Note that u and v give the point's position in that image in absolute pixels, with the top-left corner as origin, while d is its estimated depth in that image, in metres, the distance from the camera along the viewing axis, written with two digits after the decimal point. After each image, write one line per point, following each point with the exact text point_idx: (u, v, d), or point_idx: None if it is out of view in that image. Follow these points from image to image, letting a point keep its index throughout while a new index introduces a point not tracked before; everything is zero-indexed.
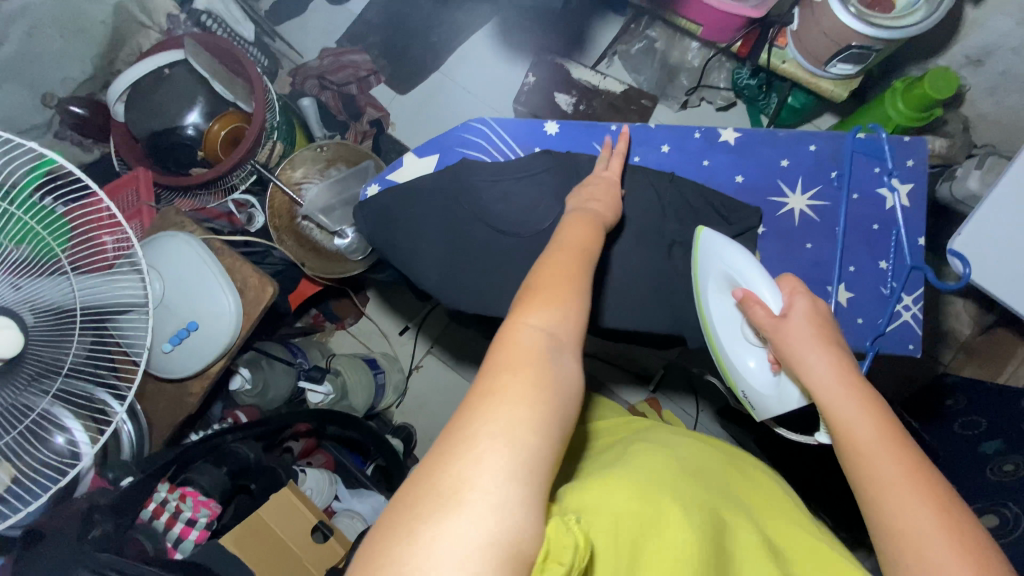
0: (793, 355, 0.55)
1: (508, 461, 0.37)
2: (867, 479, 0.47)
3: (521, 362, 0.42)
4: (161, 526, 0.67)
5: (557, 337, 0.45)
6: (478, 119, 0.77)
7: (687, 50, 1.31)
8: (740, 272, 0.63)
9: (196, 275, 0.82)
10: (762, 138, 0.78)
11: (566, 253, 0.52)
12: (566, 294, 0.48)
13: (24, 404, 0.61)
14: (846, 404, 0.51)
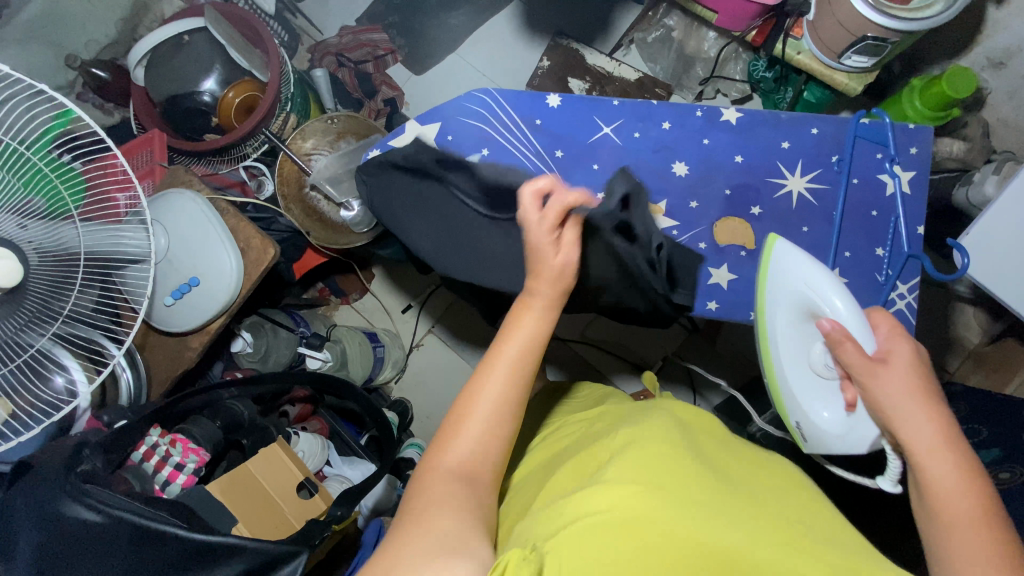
0: (879, 394, 0.54)
1: (447, 542, 0.40)
2: (956, 543, 0.45)
3: (461, 467, 0.46)
4: (150, 468, 0.69)
5: (478, 468, 0.48)
6: (480, 89, 0.78)
7: (703, 40, 1.30)
8: (823, 302, 0.62)
9: (200, 231, 0.84)
10: (763, 119, 0.78)
11: (520, 334, 0.52)
12: (502, 396, 0.50)
13: (23, 341, 0.63)
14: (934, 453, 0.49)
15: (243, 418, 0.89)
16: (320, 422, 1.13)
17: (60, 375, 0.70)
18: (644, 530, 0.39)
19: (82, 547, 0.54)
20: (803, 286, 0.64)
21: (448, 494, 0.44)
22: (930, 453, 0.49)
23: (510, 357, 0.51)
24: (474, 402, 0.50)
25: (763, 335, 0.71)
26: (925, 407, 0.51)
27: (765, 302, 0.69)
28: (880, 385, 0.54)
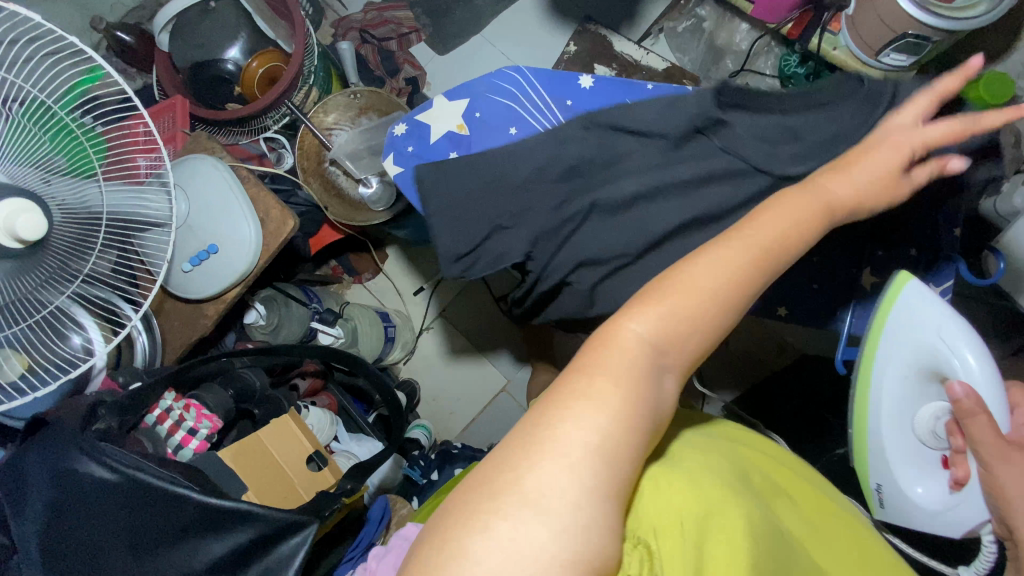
0: (1006, 481, 0.55)
1: (589, 469, 0.40)
2: None
3: (614, 370, 0.44)
4: (164, 432, 0.69)
5: (655, 344, 0.45)
6: (512, 66, 0.77)
7: (735, 32, 1.27)
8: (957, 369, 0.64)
9: (220, 198, 0.83)
10: None
11: (690, 279, 0.47)
12: (696, 306, 0.47)
13: (40, 299, 0.63)
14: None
15: (255, 388, 0.88)
16: (329, 399, 1.13)
17: (78, 334, 0.70)
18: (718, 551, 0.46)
19: (94, 505, 0.53)
20: (943, 339, 0.65)
21: (597, 388, 0.43)
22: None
23: (691, 294, 0.47)
24: (658, 292, 0.48)
25: (862, 379, 0.72)
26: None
27: (880, 340, 0.70)
28: (1003, 461, 0.55)
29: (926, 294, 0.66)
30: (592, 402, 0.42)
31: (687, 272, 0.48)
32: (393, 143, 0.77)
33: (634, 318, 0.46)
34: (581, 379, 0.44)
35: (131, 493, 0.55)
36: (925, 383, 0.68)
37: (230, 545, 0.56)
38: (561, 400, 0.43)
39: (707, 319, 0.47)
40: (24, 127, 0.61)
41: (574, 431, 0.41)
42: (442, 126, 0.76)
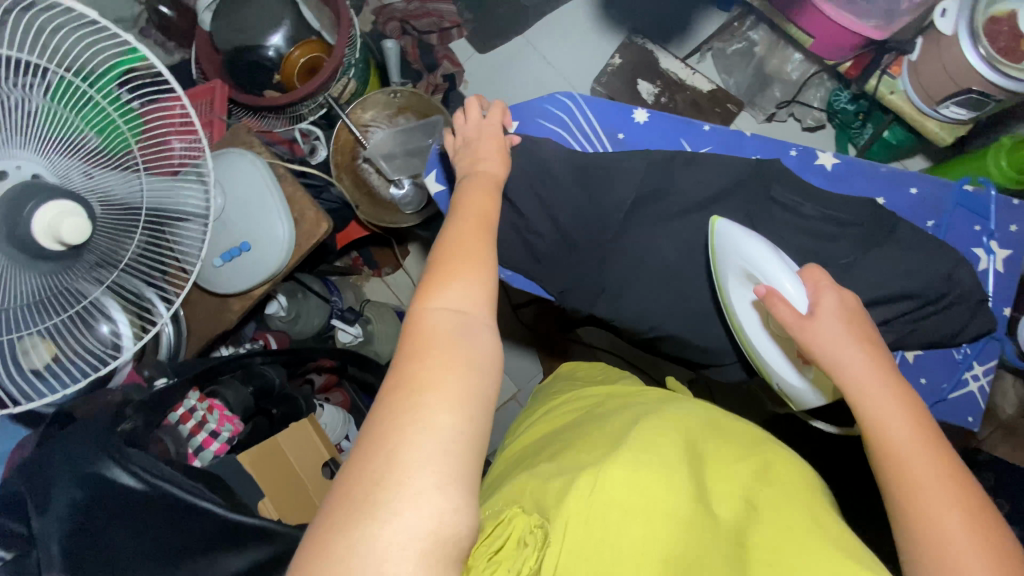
0: (830, 348, 0.53)
1: (435, 472, 0.39)
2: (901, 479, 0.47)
3: (465, 354, 0.46)
4: (186, 432, 0.69)
5: (469, 321, 0.48)
6: (566, 93, 0.76)
7: (787, 60, 1.23)
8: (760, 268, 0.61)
9: (257, 198, 0.83)
10: (861, 169, 0.74)
11: (474, 223, 0.57)
12: (484, 273, 0.52)
13: (78, 290, 0.63)
14: (924, 460, 0.47)
15: (274, 386, 0.88)
16: (342, 395, 1.14)
17: (107, 324, 0.70)
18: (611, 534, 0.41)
19: (117, 512, 0.53)
20: (745, 258, 0.62)
21: (450, 382, 0.43)
22: (902, 463, 0.47)
23: (478, 264, 0.53)
24: (462, 268, 0.52)
25: (737, 325, 0.68)
26: (907, 410, 0.50)
27: (715, 268, 0.69)
28: (839, 349, 0.53)
29: (734, 228, 0.65)
30: (451, 395, 0.43)
31: (455, 241, 0.54)
32: (436, 159, 0.76)
33: (452, 288, 0.50)
34: (417, 367, 0.44)
35: (156, 501, 0.56)
36: (755, 301, 0.64)
37: (248, 560, 0.57)
38: (392, 387, 0.43)
39: (480, 277, 0.52)
40: (58, 114, 0.59)
41: (444, 417, 0.41)
42: None
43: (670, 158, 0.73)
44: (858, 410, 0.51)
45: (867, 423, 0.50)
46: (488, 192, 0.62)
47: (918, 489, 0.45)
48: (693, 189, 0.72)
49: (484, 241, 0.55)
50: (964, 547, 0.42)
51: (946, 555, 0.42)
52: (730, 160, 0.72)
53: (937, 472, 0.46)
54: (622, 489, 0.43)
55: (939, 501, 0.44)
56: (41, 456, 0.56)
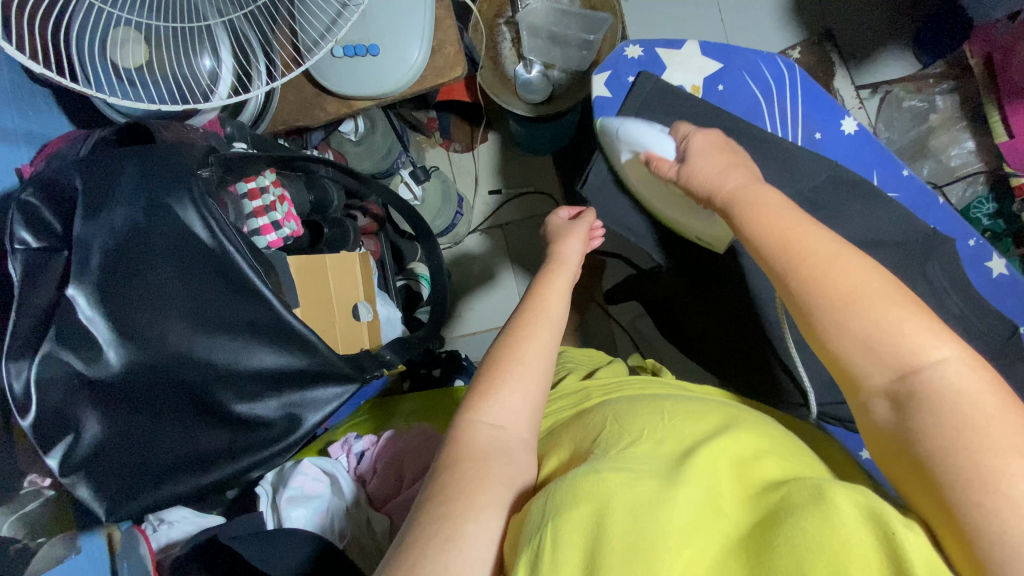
0: (697, 171, 0.57)
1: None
2: (796, 273, 0.46)
3: (503, 471, 0.45)
4: (249, 209, 0.63)
5: (509, 437, 0.48)
6: (786, 60, 0.72)
7: (956, 144, 1.14)
8: (640, 141, 0.64)
9: (408, 6, 0.73)
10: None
11: (531, 314, 0.55)
12: (537, 376, 0.51)
13: (198, 8, 0.58)
14: (799, 234, 0.48)
15: (330, 206, 0.82)
16: (375, 245, 1.07)
17: (209, 59, 0.63)
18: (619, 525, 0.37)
19: (170, 249, 0.50)
20: (630, 141, 0.65)
21: (483, 490, 0.43)
22: (785, 241, 0.48)
23: (529, 369, 0.51)
24: (512, 377, 0.50)
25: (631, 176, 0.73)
26: (771, 200, 0.51)
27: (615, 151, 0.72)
28: (706, 168, 0.57)
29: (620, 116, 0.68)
30: (484, 506, 0.42)
31: (518, 335, 0.53)
32: (617, 61, 0.73)
33: (502, 396, 0.49)
34: (454, 478, 0.44)
35: (215, 260, 0.50)
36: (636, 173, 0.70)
37: (281, 362, 0.54)
38: (430, 500, 0.43)
39: (525, 384, 0.50)
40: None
41: (475, 527, 0.41)
42: (680, 72, 0.73)
43: (851, 182, 0.66)
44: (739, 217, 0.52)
45: (750, 220, 0.51)
46: (565, 287, 0.59)
47: (804, 265, 0.46)
48: (851, 225, 0.66)
49: (537, 333, 0.54)
50: (845, 278, 0.44)
51: (830, 290, 0.44)
52: (903, 215, 0.66)
53: (821, 237, 0.48)
54: (627, 494, 0.38)
55: (824, 259, 0.45)
56: (111, 159, 0.51)
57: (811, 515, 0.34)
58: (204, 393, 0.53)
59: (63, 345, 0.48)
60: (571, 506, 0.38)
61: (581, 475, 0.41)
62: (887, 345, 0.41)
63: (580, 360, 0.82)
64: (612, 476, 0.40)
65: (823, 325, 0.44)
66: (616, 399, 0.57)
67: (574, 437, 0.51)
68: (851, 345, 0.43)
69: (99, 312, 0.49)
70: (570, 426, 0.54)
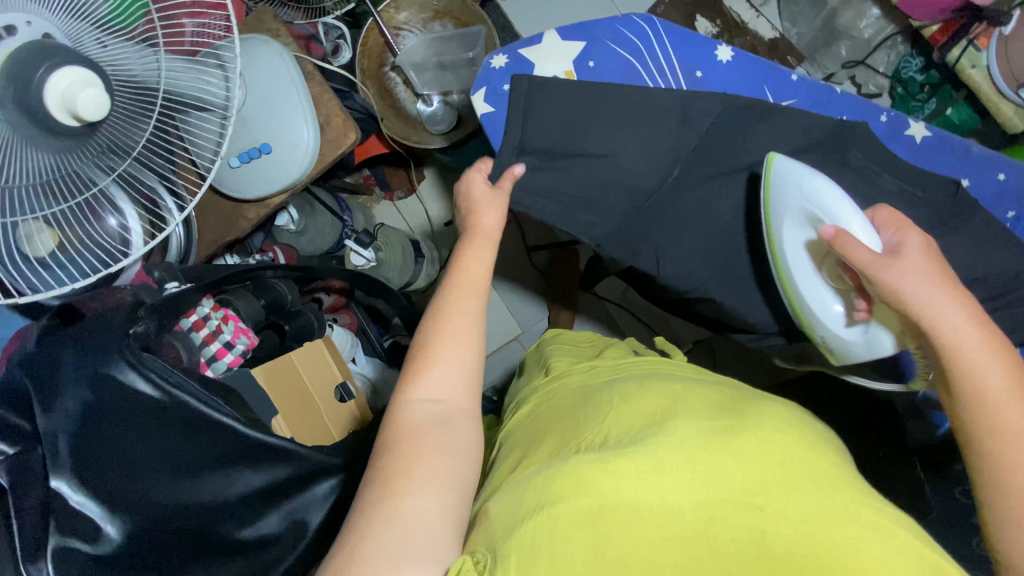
0: (895, 286, 0.50)
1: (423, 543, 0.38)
2: (967, 387, 0.47)
3: (443, 445, 0.45)
4: (198, 340, 0.66)
5: (449, 411, 0.48)
6: (641, 15, 0.72)
7: (862, 16, 1.13)
8: (826, 211, 0.56)
9: (282, 95, 0.75)
10: (952, 146, 0.68)
11: (459, 284, 0.56)
12: (474, 357, 0.52)
13: (85, 176, 0.56)
14: (982, 357, 0.47)
15: (286, 302, 0.83)
16: (350, 318, 1.10)
17: (114, 217, 0.64)
18: (620, 515, 0.36)
19: (129, 413, 0.52)
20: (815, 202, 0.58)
21: (421, 465, 0.43)
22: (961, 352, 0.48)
23: (461, 343, 0.52)
24: (446, 357, 0.51)
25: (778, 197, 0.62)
26: (947, 280, 0.50)
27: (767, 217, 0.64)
28: (922, 292, 0.50)
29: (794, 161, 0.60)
30: (424, 477, 0.42)
31: (445, 311, 0.54)
32: (488, 76, 0.74)
33: (437, 382, 0.49)
34: (395, 454, 0.44)
35: (169, 408, 0.54)
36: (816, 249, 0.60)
37: (266, 479, 0.58)
38: (371, 482, 0.43)
39: (456, 356, 0.51)
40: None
41: (413, 501, 0.40)
42: (549, 65, 0.73)
43: (744, 107, 0.68)
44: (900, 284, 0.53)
45: (954, 361, 0.49)
46: (486, 259, 0.59)
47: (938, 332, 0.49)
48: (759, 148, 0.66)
49: (474, 314, 0.54)
50: (1007, 402, 0.45)
51: (1001, 421, 0.45)
52: (806, 118, 0.66)
53: (1004, 363, 0.47)
54: (629, 482, 0.38)
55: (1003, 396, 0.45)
56: (45, 349, 0.53)
57: (851, 549, 0.34)
58: (207, 530, 0.54)
59: (66, 534, 0.47)
60: (570, 501, 0.38)
61: (584, 465, 0.40)
62: None
63: (574, 344, 0.80)
64: (615, 467, 0.39)
65: (980, 451, 0.46)
66: (616, 385, 0.57)
67: (574, 432, 0.50)
68: (994, 467, 0.45)
69: (87, 493, 0.49)
70: (567, 419, 0.54)
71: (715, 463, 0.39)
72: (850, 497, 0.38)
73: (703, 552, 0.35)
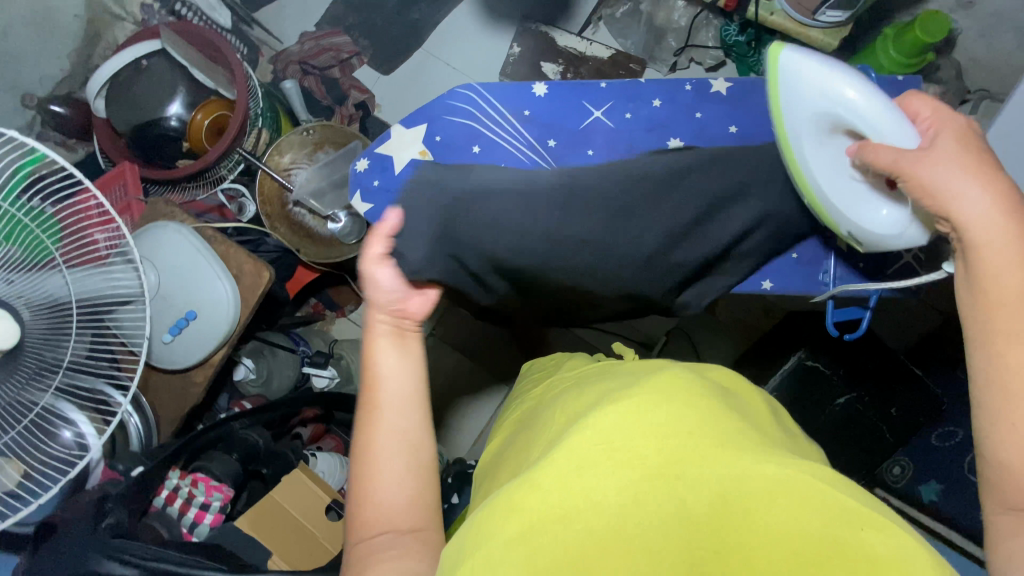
0: (926, 174, 0.55)
1: None
2: (987, 311, 0.48)
3: (391, 547, 0.46)
4: (175, 512, 0.69)
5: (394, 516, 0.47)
6: (463, 86, 0.81)
7: (672, 10, 1.30)
8: (836, 103, 0.61)
9: (191, 264, 0.81)
10: (752, 87, 0.81)
11: (379, 389, 0.51)
12: (406, 457, 0.50)
13: (25, 401, 0.61)
14: (1013, 275, 0.48)
15: (259, 447, 0.83)
16: (335, 441, 1.11)
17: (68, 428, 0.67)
18: (551, 526, 0.36)
19: None
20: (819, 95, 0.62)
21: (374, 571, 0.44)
22: (1001, 293, 0.48)
23: (390, 448, 0.49)
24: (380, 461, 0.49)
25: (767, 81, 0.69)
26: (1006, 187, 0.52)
27: (780, 122, 0.69)
28: (953, 184, 0.53)
29: (797, 50, 0.65)
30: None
31: (366, 424, 0.50)
32: (359, 179, 0.82)
33: (380, 496, 0.48)
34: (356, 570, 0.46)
35: None
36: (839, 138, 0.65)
37: None
38: None
39: (393, 464, 0.49)
40: None
41: None
42: (407, 152, 0.81)
43: None
44: (981, 317, 0.49)
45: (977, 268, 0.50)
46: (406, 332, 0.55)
47: (1001, 356, 0.46)
48: None
49: (388, 416, 0.50)
50: (1014, 321, 0.47)
51: (1008, 338, 0.46)
52: None
53: (1005, 267, 0.48)
54: (561, 488, 0.37)
55: (1010, 315, 0.47)
56: None
57: (801, 520, 0.34)
58: None
59: None
60: (501, 526, 0.37)
61: (517, 489, 0.39)
62: (1020, 397, 0.44)
63: (547, 365, 0.81)
64: (543, 477, 0.38)
65: (988, 385, 0.46)
66: (571, 390, 0.58)
67: (523, 459, 0.50)
68: (1009, 396, 0.45)
69: None
70: (518, 447, 0.54)
71: (643, 447, 0.39)
72: (774, 471, 0.37)
73: (633, 553, 0.34)
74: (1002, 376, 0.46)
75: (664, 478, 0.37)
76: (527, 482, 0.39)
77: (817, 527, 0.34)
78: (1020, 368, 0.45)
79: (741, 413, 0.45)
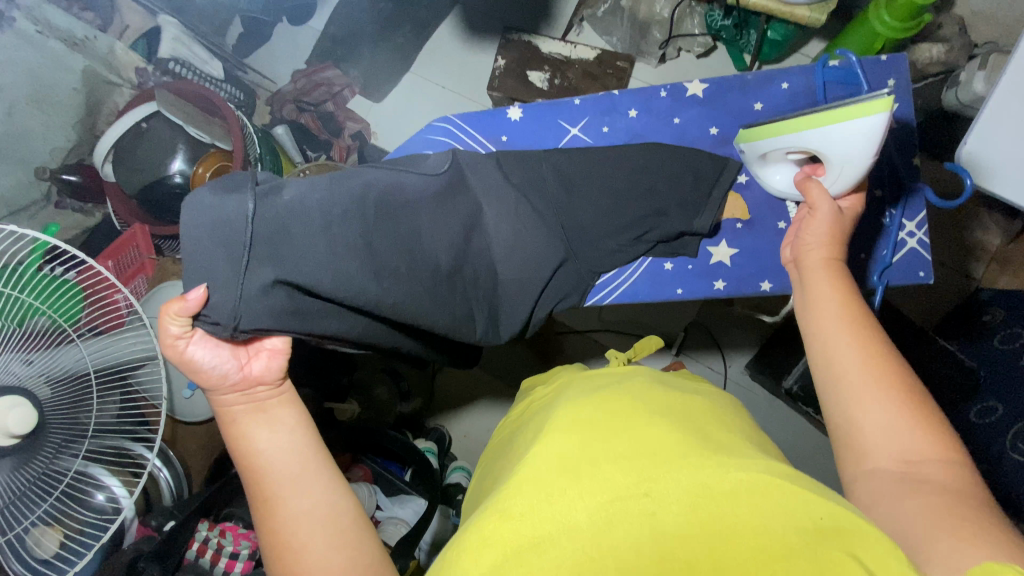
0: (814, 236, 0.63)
1: None
2: (825, 363, 0.50)
3: None
4: (208, 563, 0.73)
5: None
6: (439, 119, 0.82)
7: (654, 3, 1.27)
8: (837, 162, 0.65)
9: None
10: (730, 86, 0.83)
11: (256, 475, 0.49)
12: (324, 530, 0.46)
13: (58, 469, 0.64)
14: (836, 325, 0.52)
15: None
16: (363, 469, 1.13)
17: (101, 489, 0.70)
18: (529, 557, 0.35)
19: None
20: (834, 158, 0.65)
21: None
22: (830, 341, 0.51)
23: (299, 525, 0.46)
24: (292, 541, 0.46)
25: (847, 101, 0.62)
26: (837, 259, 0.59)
27: (800, 123, 0.66)
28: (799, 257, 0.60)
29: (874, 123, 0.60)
30: None
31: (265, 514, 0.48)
32: None
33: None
34: None
35: None
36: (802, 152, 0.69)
37: None
38: None
39: (303, 538, 0.46)
40: None
41: None
42: None
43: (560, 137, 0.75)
44: (820, 372, 0.50)
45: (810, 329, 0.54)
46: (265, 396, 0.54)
47: (850, 392, 0.47)
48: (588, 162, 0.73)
49: (285, 499, 0.48)
50: (847, 360, 0.49)
51: (855, 376, 0.47)
52: None
53: (832, 318, 0.53)
54: (531, 522, 0.37)
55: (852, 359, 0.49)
56: None
57: (747, 511, 0.36)
58: None
59: None
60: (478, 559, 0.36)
61: (487, 523, 0.38)
62: (880, 436, 0.45)
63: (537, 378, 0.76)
64: (514, 509, 0.38)
65: (853, 434, 0.46)
66: (509, 440, 0.59)
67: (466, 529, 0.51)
68: (874, 433, 0.45)
69: None
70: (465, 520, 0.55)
71: (601, 473, 0.40)
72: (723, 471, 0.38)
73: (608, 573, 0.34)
74: (857, 408, 0.46)
75: (616, 501, 0.37)
76: (495, 515, 0.39)
77: (771, 525, 0.35)
78: (871, 406, 0.46)
79: (684, 418, 0.47)
